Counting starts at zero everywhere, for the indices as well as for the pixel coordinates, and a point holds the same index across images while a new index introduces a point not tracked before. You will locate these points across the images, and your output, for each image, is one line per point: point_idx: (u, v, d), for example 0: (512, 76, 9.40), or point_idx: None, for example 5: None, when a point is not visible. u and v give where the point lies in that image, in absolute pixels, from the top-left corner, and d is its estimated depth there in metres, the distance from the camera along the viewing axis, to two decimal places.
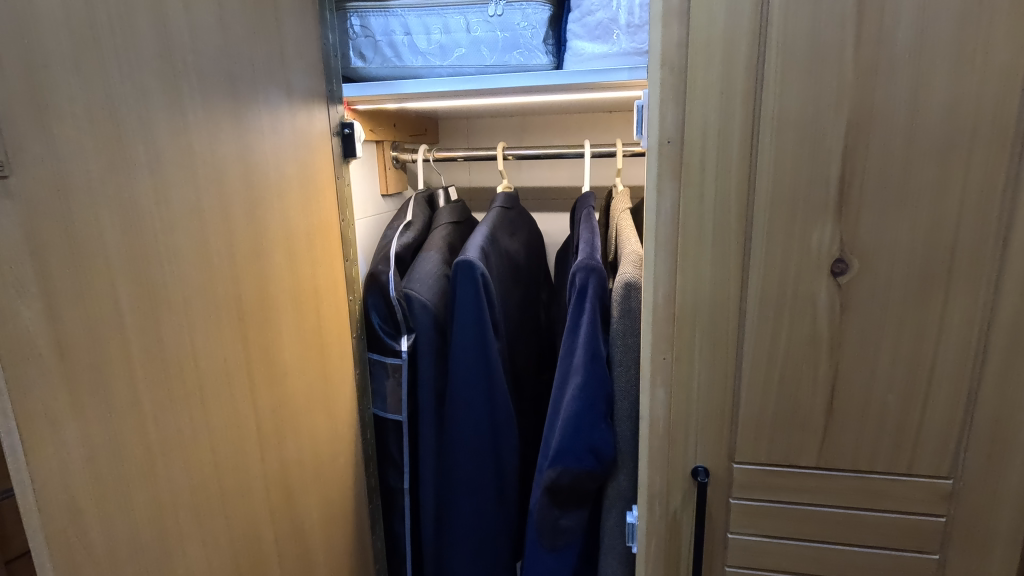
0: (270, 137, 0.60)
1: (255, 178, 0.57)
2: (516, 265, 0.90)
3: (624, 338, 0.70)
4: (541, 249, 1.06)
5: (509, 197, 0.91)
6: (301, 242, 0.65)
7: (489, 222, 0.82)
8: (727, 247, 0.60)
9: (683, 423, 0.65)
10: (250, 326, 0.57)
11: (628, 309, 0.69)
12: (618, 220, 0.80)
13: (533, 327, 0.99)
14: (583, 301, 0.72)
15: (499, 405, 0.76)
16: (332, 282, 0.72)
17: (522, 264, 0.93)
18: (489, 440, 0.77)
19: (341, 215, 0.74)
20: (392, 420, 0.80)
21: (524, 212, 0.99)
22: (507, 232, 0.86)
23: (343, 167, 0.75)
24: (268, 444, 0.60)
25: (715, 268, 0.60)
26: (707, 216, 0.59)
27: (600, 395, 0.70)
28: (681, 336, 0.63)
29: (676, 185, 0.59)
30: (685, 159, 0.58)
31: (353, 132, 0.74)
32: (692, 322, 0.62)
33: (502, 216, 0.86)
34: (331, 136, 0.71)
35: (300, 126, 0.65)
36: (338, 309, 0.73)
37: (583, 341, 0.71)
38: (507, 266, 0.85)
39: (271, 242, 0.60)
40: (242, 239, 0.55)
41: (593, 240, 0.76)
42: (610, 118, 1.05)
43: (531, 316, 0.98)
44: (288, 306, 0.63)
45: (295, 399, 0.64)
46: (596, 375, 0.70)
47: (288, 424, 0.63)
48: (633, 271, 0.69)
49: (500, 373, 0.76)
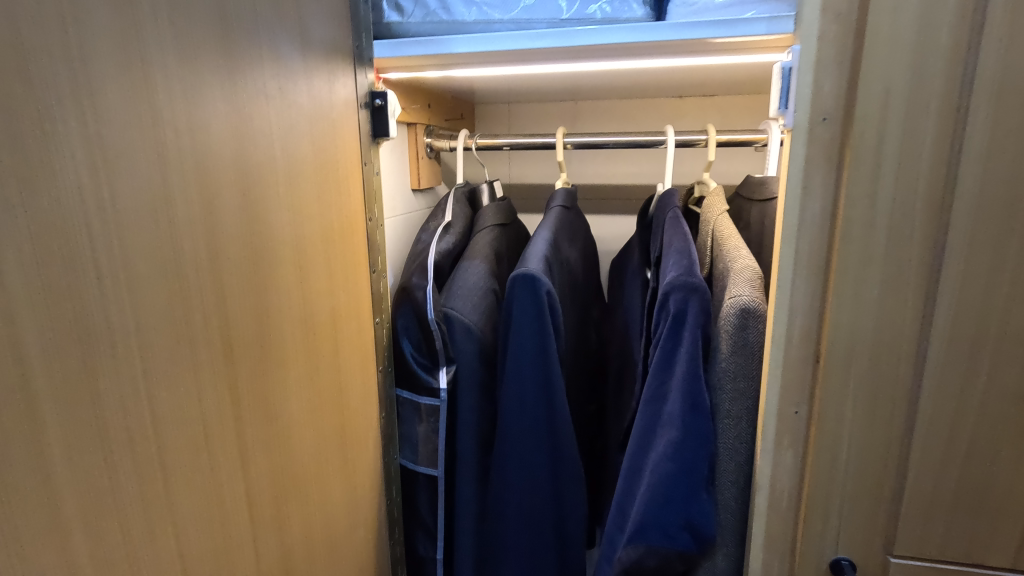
0: (275, 103, 0.44)
1: (253, 163, 0.41)
2: (570, 277, 0.73)
3: (734, 382, 0.53)
4: (591, 257, 0.90)
5: (569, 193, 0.75)
6: (316, 248, 0.49)
7: (550, 227, 0.66)
8: (905, 267, 0.43)
9: (821, 501, 0.49)
10: (241, 364, 0.41)
11: (743, 343, 0.52)
12: (716, 225, 0.63)
13: (580, 352, 0.83)
14: (680, 332, 0.55)
15: (559, 459, 0.60)
16: (354, 302, 0.56)
17: (576, 276, 0.77)
18: (547, 504, 0.60)
19: (368, 215, 0.58)
20: (424, 475, 0.64)
21: (579, 215, 0.83)
22: (566, 238, 0.70)
23: (372, 150, 0.59)
24: (265, 527, 0.44)
25: (885, 296, 0.44)
26: (878, 224, 0.43)
27: (702, 456, 0.53)
28: (827, 386, 0.47)
29: (831, 180, 0.43)
30: (851, 144, 0.42)
31: (386, 104, 0.58)
32: (845, 368, 0.46)
33: (560, 220, 0.70)
34: (359, 108, 0.56)
35: (318, 92, 0.49)
36: (361, 333, 0.57)
37: (680, 384, 0.54)
38: (565, 281, 0.68)
39: (275, 248, 0.44)
40: (232, 244, 0.39)
41: (687, 249, 0.59)
42: (680, 103, 0.91)
43: (579, 338, 0.82)
44: (294, 335, 0.46)
45: (304, 457, 0.48)
46: (697, 428, 0.53)
47: (293, 494, 0.47)
48: (749, 292, 0.52)
49: (565, 417, 0.59)
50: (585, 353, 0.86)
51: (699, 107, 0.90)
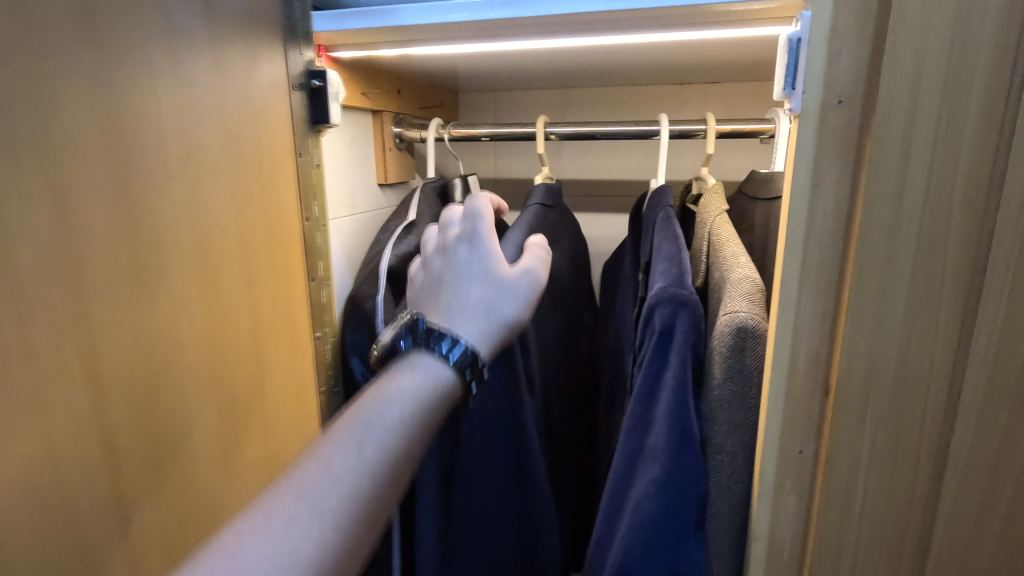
0: (161, 76, 0.44)
1: (131, 166, 0.42)
2: (550, 285, 0.68)
3: (729, 413, 0.46)
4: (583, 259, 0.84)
5: (552, 190, 0.70)
6: (219, 246, 0.51)
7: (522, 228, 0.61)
8: (937, 286, 0.35)
9: (829, 559, 0.41)
10: (99, 336, 0.40)
11: (740, 369, 0.45)
12: (714, 226, 0.56)
13: (565, 362, 0.76)
14: (666, 352, 0.48)
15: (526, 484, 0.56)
16: (268, 276, 0.57)
17: (561, 285, 0.72)
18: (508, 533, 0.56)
19: (304, 216, 0.62)
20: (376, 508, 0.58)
21: (567, 211, 0.77)
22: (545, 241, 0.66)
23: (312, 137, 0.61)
24: (140, 492, 0.44)
25: (910, 321, 0.36)
26: (904, 233, 0.35)
27: (690, 498, 0.46)
28: (838, 425, 0.39)
29: (846, 178, 0.36)
30: (874, 133, 0.34)
31: (324, 86, 0.59)
32: (861, 405, 0.38)
33: (537, 220, 0.65)
34: (291, 90, 0.57)
35: (224, 67, 0.50)
36: (279, 333, 0.60)
37: (665, 413, 0.47)
38: (540, 292, 0.64)
39: (161, 219, 0.45)
40: (98, 214, 0.40)
41: (679, 255, 0.51)
42: (681, 91, 0.84)
43: (564, 348, 0.76)
44: (218, 328, 0.52)
45: (193, 452, 0.49)
46: (685, 465, 0.46)
47: (173, 460, 0.48)
48: (748, 309, 0.45)
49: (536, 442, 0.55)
50: (572, 363, 0.79)
51: (703, 94, 0.83)
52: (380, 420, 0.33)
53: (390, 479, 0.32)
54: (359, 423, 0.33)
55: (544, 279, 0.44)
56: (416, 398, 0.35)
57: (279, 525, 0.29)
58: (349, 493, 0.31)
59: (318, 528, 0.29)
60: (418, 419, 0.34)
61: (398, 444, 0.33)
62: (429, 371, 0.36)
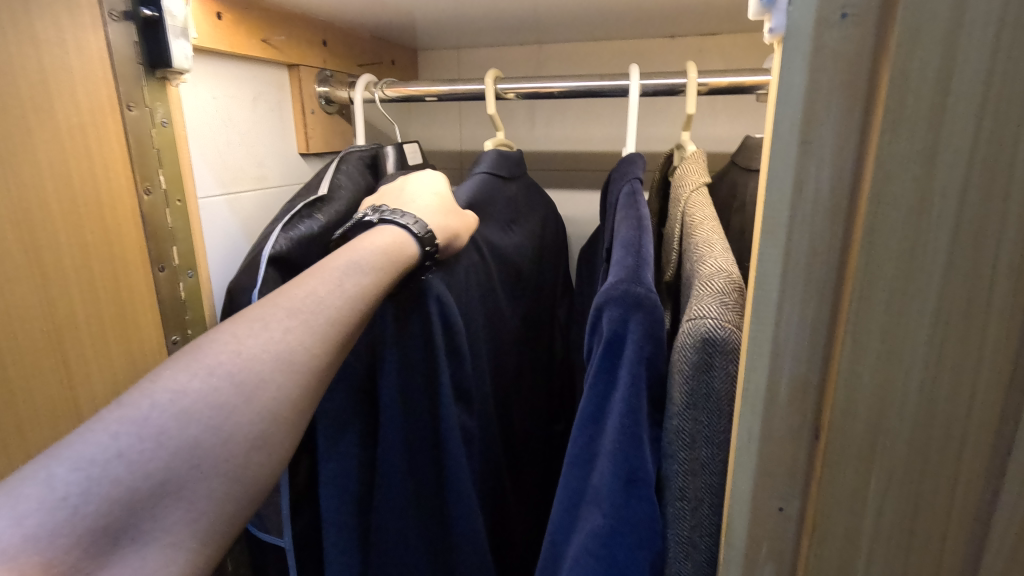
0: None
1: None
2: (501, 269, 0.60)
3: (692, 450, 0.34)
4: (559, 239, 0.76)
5: (512, 157, 0.61)
6: (50, 230, 0.42)
7: (466, 199, 0.53)
8: (981, 294, 0.24)
9: None
10: None
11: (705, 393, 0.33)
12: (688, 204, 0.44)
13: (526, 359, 0.67)
14: (615, 368, 0.37)
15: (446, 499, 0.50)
16: (83, 263, 0.45)
17: (526, 271, 0.65)
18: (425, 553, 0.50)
19: (141, 187, 0.48)
20: (273, 543, 0.51)
21: (531, 181, 0.69)
22: (494, 213, 0.58)
23: (149, 87, 0.48)
24: None
25: (940, 344, 0.25)
26: (935, 215, 0.23)
27: (637, 557, 0.35)
28: (833, 483, 0.28)
29: (851, 127, 0.24)
30: (895, 59, 0.22)
31: (161, 17, 0.46)
32: (865, 459, 0.27)
33: (490, 189, 0.56)
34: (107, 23, 0.44)
35: None
36: (124, 329, 0.48)
37: (610, 447, 0.36)
38: (487, 281, 0.57)
39: None
40: None
41: (638, 240, 0.40)
42: (669, 44, 0.74)
43: (526, 339, 0.67)
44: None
45: None
46: (634, 517, 0.35)
47: None
48: (719, 314, 0.33)
49: (462, 457, 0.49)
50: (539, 359, 0.70)
51: (696, 48, 0.73)
52: (357, 263, 0.41)
53: (359, 316, 0.40)
54: (337, 269, 0.40)
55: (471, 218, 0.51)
56: (384, 255, 0.42)
57: (275, 332, 0.36)
58: (347, 299, 0.40)
59: (311, 341, 0.37)
60: (389, 273, 0.42)
61: (359, 303, 0.40)
62: (400, 230, 0.45)
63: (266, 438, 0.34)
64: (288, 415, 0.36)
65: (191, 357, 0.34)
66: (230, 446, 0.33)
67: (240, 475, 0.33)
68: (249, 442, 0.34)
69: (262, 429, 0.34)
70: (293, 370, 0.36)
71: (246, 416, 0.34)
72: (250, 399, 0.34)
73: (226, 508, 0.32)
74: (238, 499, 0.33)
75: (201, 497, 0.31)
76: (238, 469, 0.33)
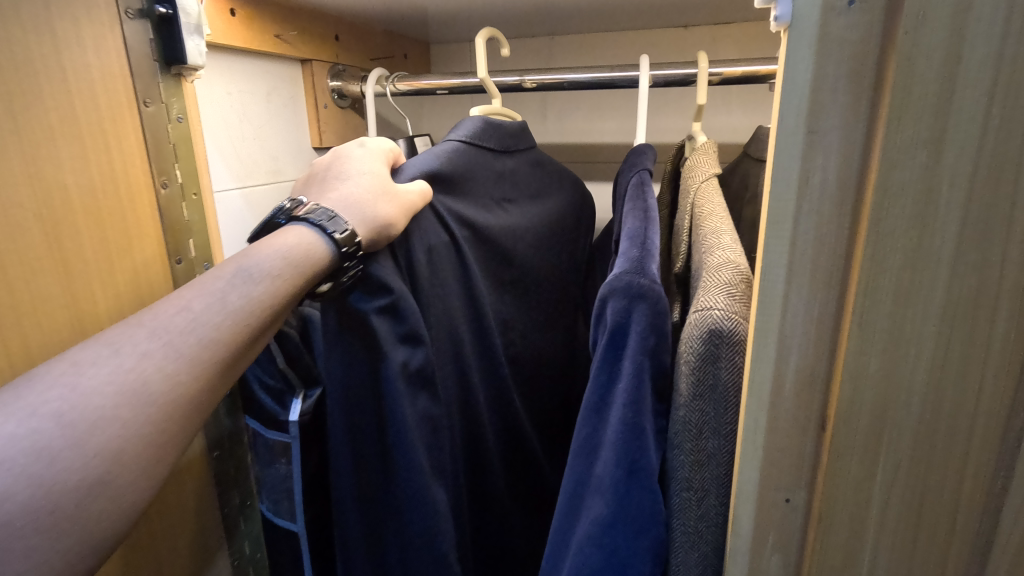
0: None
1: None
2: (480, 245, 0.58)
3: (697, 441, 0.34)
4: (575, 214, 0.73)
5: (508, 130, 0.59)
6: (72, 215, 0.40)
7: (438, 164, 0.51)
8: (990, 285, 0.24)
9: None
10: None
11: (712, 383, 0.33)
12: (698, 195, 0.44)
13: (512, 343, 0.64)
14: (621, 358, 0.37)
15: (394, 491, 0.47)
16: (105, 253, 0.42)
17: (517, 246, 0.62)
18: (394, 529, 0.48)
19: (160, 183, 0.46)
20: (286, 527, 0.52)
21: (543, 155, 0.69)
22: (473, 184, 0.56)
23: (166, 83, 0.46)
24: None
25: (947, 335, 0.25)
26: (944, 206, 0.23)
27: (640, 545, 0.35)
28: (839, 472, 0.28)
29: (859, 117, 0.23)
30: (903, 46, 0.22)
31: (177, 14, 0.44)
32: (871, 449, 0.27)
33: (467, 156, 0.54)
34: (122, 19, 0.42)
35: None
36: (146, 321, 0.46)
37: (615, 437, 0.36)
38: (459, 257, 0.55)
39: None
40: None
41: (646, 232, 0.40)
42: (683, 35, 0.73)
43: (514, 322, 0.64)
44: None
45: None
46: (639, 506, 0.35)
47: None
48: (726, 304, 0.33)
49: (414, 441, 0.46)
50: (533, 346, 0.68)
51: (710, 38, 0.72)
52: (244, 273, 0.37)
53: (239, 336, 0.36)
54: (218, 281, 0.36)
55: (411, 202, 0.45)
56: (279, 264, 0.38)
57: (131, 355, 0.32)
58: (221, 319, 0.35)
59: (173, 366, 0.33)
60: (282, 282, 0.38)
61: (241, 320, 0.36)
62: (305, 234, 0.40)
63: (108, 482, 0.30)
64: (145, 452, 0.31)
65: (10, 394, 0.29)
66: (58, 494, 0.28)
67: (78, 526, 0.29)
68: (85, 488, 0.29)
69: (102, 473, 0.30)
70: (159, 393, 0.32)
71: (81, 457, 0.29)
72: (86, 442, 0.29)
73: (62, 561, 0.29)
74: (77, 552, 0.29)
75: (24, 557, 0.27)
76: (70, 521, 0.29)
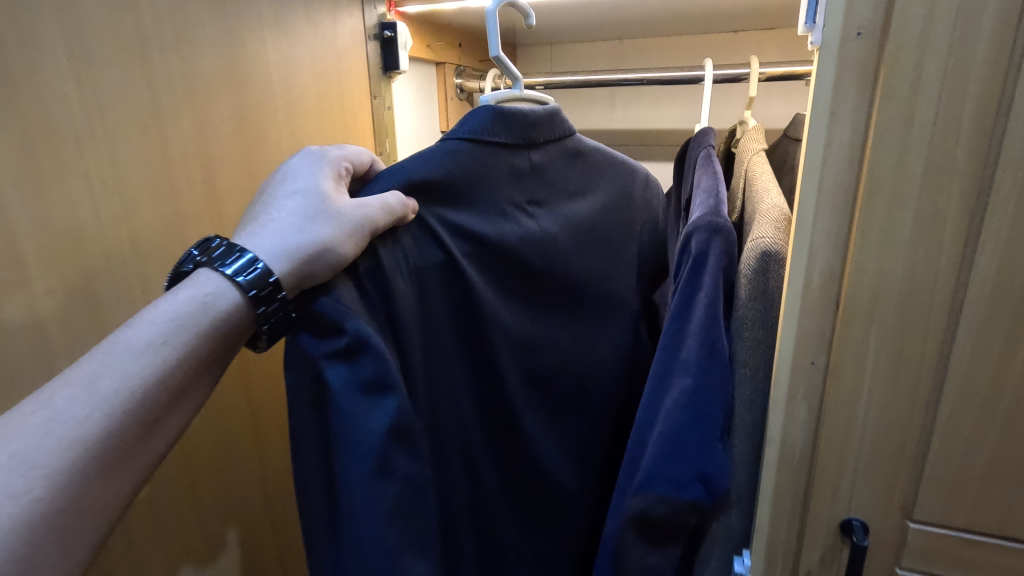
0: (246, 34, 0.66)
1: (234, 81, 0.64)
2: (490, 259, 0.55)
3: (753, 330, 0.50)
4: (629, 199, 0.68)
5: (522, 127, 0.54)
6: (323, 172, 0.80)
7: (424, 175, 0.50)
8: (944, 207, 0.38)
9: (834, 454, 0.46)
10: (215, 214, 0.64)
11: (762, 288, 0.49)
12: (750, 164, 0.59)
13: (534, 363, 0.60)
14: (699, 277, 0.52)
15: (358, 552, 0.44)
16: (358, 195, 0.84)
17: (543, 256, 0.59)
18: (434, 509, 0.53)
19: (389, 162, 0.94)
20: None
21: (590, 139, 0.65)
22: (476, 193, 0.53)
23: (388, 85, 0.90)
24: None
25: (917, 241, 0.39)
26: (914, 158, 0.38)
27: (716, 405, 0.50)
28: (847, 335, 0.43)
29: (863, 105, 0.38)
30: (888, 61, 0.37)
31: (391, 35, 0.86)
32: (869, 317, 0.42)
33: (466, 167, 0.52)
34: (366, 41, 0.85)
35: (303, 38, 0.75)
36: None
37: (697, 330, 0.51)
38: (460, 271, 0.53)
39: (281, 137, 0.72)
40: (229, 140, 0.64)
41: (716, 189, 0.55)
42: (733, 38, 0.87)
43: (551, 325, 0.61)
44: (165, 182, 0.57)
45: None
46: (713, 378, 0.50)
47: None
48: (774, 234, 0.48)
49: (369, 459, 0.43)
50: (563, 361, 0.63)
51: (756, 41, 0.86)
52: (123, 350, 0.38)
53: (114, 416, 0.37)
54: (87, 366, 0.37)
55: (349, 224, 0.44)
56: (166, 333, 0.39)
57: None
58: (116, 401, 0.37)
59: (67, 451, 0.35)
60: (170, 348, 0.39)
61: (128, 396, 0.37)
62: (205, 288, 0.41)
63: None
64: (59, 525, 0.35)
65: None
66: None
67: None
68: None
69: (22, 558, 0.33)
70: (43, 492, 0.34)
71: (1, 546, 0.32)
72: None
73: None
74: None
75: None
76: None
